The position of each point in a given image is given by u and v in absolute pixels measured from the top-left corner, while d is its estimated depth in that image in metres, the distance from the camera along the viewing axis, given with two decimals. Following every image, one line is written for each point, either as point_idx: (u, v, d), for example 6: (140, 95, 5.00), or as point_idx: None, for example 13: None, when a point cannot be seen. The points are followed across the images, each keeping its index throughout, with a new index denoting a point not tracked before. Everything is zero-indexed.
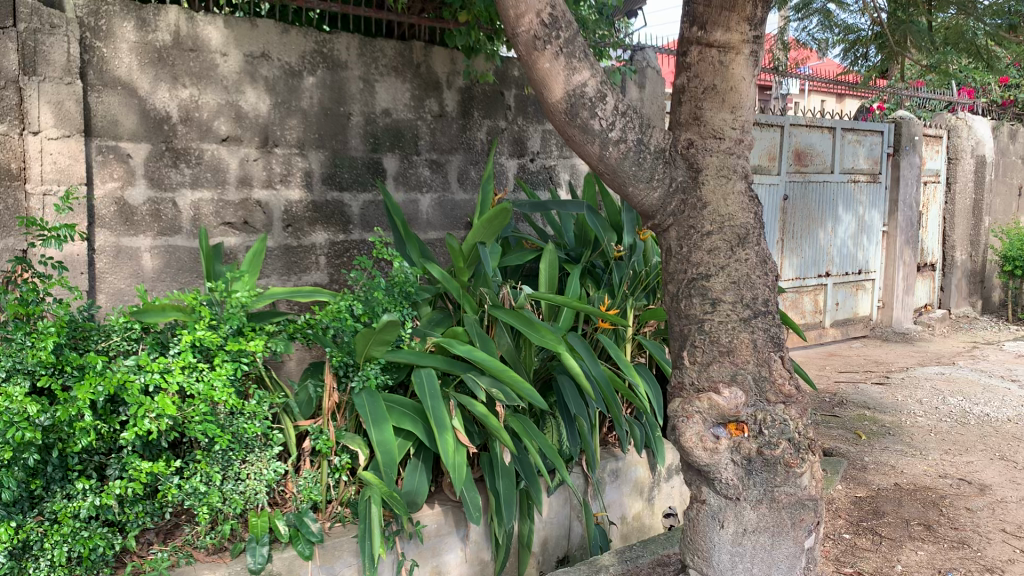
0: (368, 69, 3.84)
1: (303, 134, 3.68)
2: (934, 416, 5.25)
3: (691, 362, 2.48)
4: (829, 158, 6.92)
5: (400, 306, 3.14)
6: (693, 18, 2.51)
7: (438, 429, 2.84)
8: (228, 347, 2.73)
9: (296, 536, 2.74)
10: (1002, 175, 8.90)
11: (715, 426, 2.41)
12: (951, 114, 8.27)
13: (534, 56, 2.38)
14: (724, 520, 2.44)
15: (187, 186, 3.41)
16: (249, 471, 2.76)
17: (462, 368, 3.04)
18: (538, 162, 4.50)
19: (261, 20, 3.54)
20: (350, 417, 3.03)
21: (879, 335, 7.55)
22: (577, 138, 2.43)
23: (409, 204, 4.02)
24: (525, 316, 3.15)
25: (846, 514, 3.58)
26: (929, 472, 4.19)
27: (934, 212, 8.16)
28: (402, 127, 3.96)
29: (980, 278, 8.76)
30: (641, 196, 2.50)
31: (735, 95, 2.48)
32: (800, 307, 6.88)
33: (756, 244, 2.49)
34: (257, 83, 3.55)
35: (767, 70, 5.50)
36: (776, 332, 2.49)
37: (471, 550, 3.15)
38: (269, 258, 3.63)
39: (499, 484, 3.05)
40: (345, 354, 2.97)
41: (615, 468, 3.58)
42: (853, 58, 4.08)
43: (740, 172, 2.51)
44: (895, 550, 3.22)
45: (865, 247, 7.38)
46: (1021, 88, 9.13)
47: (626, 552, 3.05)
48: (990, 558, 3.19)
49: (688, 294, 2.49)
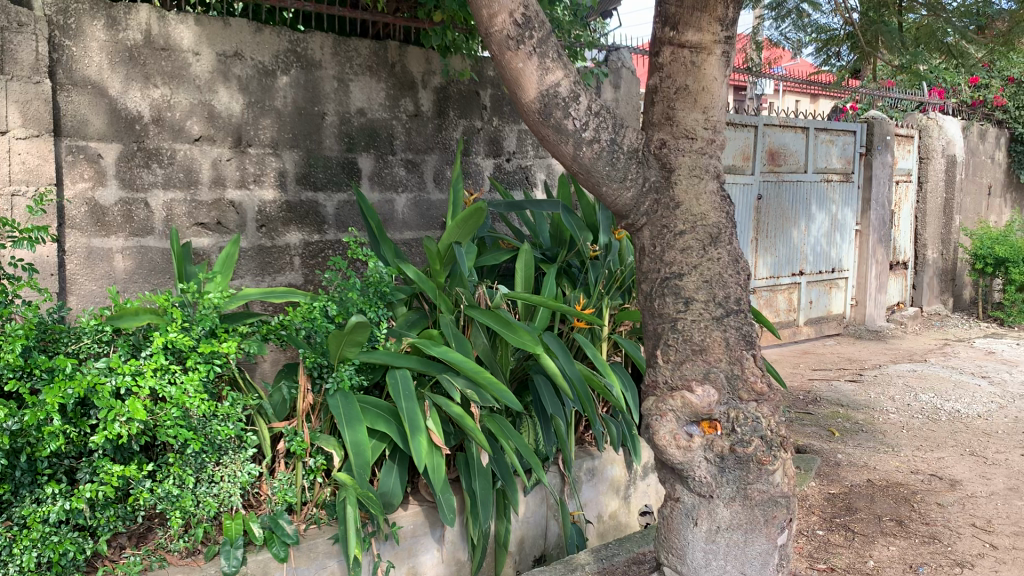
0: (342, 68, 3.82)
1: (276, 134, 3.66)
2: (907, 412, 5.30)
3: (664, 361, 2.50)
4: (802, 158, 6.97)
5: (374, 307, 3.12)
6: (665, 18, 2.52)
7: (413, 430, 2.83)
8: (201, 349, 2.70)
9: (270, 538, 2.73)
10: (973, 175, 9.01)
11: (688, 424, 2.42)
12: (923, 115, 8.36)
13: (507, 56, 2.39)
14: (698, 518, 2.46)
15: (159, 186, 3.38)
16: (223, 473, 2.75)
17: (437, 369, 3.04)
18: (514, 162, 4.50)
19: (233, 20, 3.51)
20: (325, 418, 3.02)
21: (852, 333, 7.62)
22: (551, 138, 2.43)
23: (384, 205, 4.01)
24: (501, 316, 3.15)
25: (819, 511, 3.61)
26: (900, 469, 4.23)
27: (906, 211, 8.25)
28: (377, 127, 3.95)
29: (951, 276, 8.87)
30: (614, 196, 2.51)
31: (706, 96, 2.50)
32: (775, 306, 6.94)
33: (728, 243, 2.51)
34: (230, 83, 3.52)
35: (740, 69, 5.54)
36: (748, 330, 2.51)
37: (447, 551, 3.14)
38: (243, 258, 3.60)
39: (474, 484, 3.04)
40: (319, 355, 2.95)
41: (592, 468, 3.59)
42: (825, 57, 4.12)
43: (712, 171, 2.53)
44: (867, 545, 3.26)
45: (838, 245, 7.45)
46: (990, 89, 9.25)
47: (602, 550, 3.06)
48: (961, 552, 3.23)
49: (661, 294, 2.50)
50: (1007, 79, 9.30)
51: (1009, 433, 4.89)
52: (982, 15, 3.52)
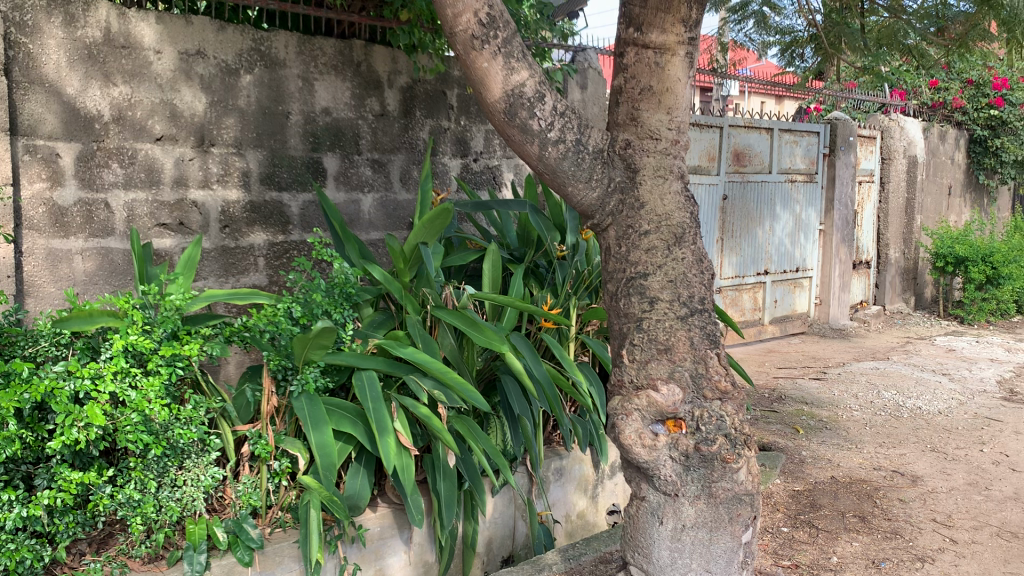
0: (306, 67, 3.79)
1: (240, 133, 3.61)
2: (870, 410, 5.38)
3: (630, 360, 2.50)
4: (767, 158, 7.04)
5: (340, 309, 3.09)
6: (629, 19, 2.53)
7: (379, 432, 2.81)
8: (162, 351, 2.66)
9: (234, 542, 2.69)
10: (933, 175, 9.16)
11: (653, 423, 2.43)
12: (885, 116, 8.48)
13: (472, 56, 2.38)
14: (663, 516, 2.47)
15: (120, 186, 3.33)
16: (186, 477, 2.70)
17: (403, 370, 3.02)
18: (481, 162, 4.49)
19: (195, 17, 3.47)
20: (290, 421, 2.98)
21: (816, 332, 7.71)
22: (516, 138, 2.43)
23: (350, 205, 3.98)
24: (468, 317, 3.14)
25: (784, 508, 3.64)
26: (863, 465, 4.29)
27: (869, 211, 8.37)
28: (342, 126, 3.92)
29: (913, 275, 9.01)
30: (579, 196, 2.51)
31: (670, 97, 2.51)
32: (740, 305, 7.01)
33: (692, 243, 2.52)
34: (192, 82, 3.48)
35: (706, 70, 5.58)
36: (712, 329, 2.52)
37: (415, 553, 3.13)
38: (206, 259, 3.56)
39: (441, 486, 3.03)
40: (283, 357, 2.92)
41: (560, 467, 3.59)
42: (790, 58, 4.19)
43: (677, 172, 2.54)
44: (831, 541, 3.30)
45: (802, 246, 7.54)
46: (949, 91, 9.42)
47: (569, 550, 3.07)
48: (922, 547, 3.28)
49: (627, 293, 2.51)
50: (965, 81, 9.49)
51: (968, 429, 4.98)
52: (940, 17, 3.58)
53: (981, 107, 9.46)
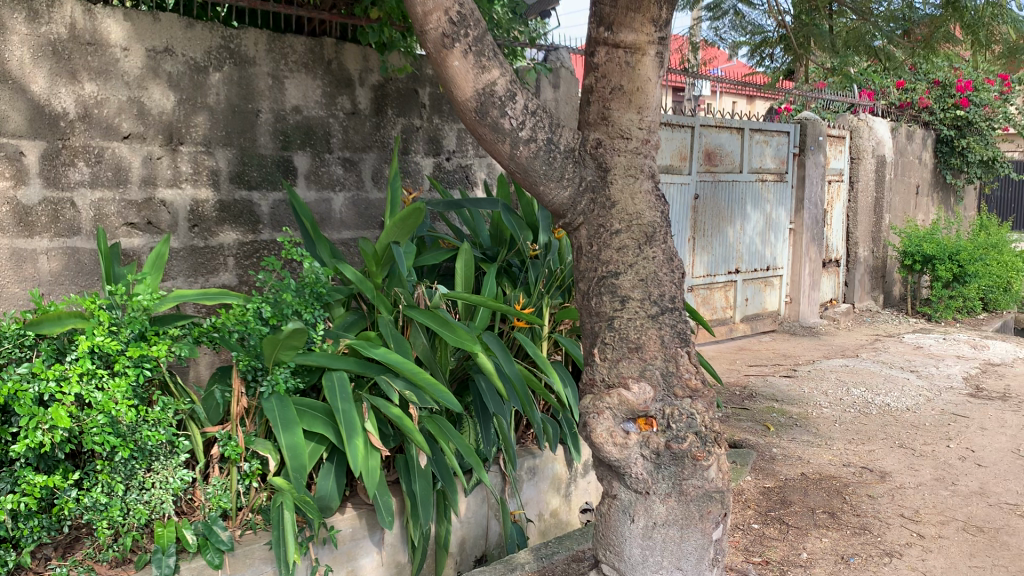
0: (276, 65, 3.75)
1: (209, 131, 3.57)
2: (839, 407, 5.43)
3: (601, 359, 2.50)
4: (737, 157, 7.09)
5: (310, 309, 3.05)
6: (599, 19, 2.53)
7: (350, 433, 2.80)
8: (129, 352, 2.62)
9: (204, 545, 2.67)
10: (901, 174, 9.27)
11: (624, 421, 2.44)
12: (854, 116, 8.57)
13: (443, 54, 2.37)
14: (634, 514, 2.48)
15: (86, 185, 3.28)
16: (154, 480, 2.66)
17: (375, 371, 3.00)
18: (453, 161, 4.48)
19: (163, 14, 3.43)
20: (260, 422, 2.96)
21: (786, 330, 7.77)
22: (488, 137, 2.43)
23: (321, 204, 3.96)
24: (440, 317, 3.13)
25: (755, 505, 3.67)
26: (833, 462, 4.33)
27: (838, 211, 8.46)
28: (313, 124, 3.89)
29: (881, 273, 9.11)
30: (551, 195, 2.50)
31: (641, 96, 2.52)
32: (712, 303, 7.06)
33: (663, 242, 2.53)
34: (160, 79, 3.44)
35: (678, 70, 5.60)
36: (682, 328, 2.53)
37: (387, 554, 3.11)
38: (174, 259, 3.52)
39: (413, 486, 3.02)
40: (253, 358, 2.91)
41: (533, 466, 3.59)
42: (759, 58, 4.24)
43: (647, 171, 2.55)
44: (801, 537, 3.33)
45: (772, 245, 7.60)
46: (917, 91, 9.54)
47: (542, 549, 3.07)
48: (889, 542, 3.32)
49: (598, 292, 2.51)
50: (932, 82, 9.62)
51: (935, 425, 5.05)
52: (907, 20, 3.66)
53: (948, 108, 9.59)
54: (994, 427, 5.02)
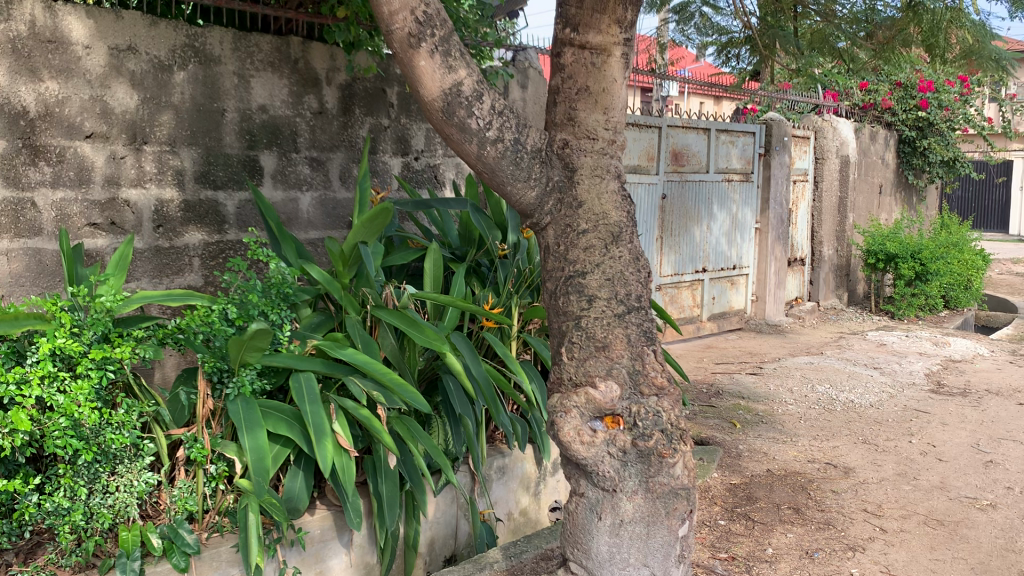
0: (242, 64, 3.72)
1: (174, 131, 3.54)
2: (804, 404, 5.51)
3: (568, 358, 2.51)
4: (704, 157, 7.16)
5: (277, 310, 3.03)
6: (565, 20, 2.55)
7: (316, 435, 2.79)
8: (91, 354, 2.59)
9: (169, 548, 2.63)
10: (865, 174, 9.40)
11: (592, 420, 2.47)
12: (818, 116, 8.67)
13: (409, 54, 2.36)
14: (602, 512, 2.50)
15: (47, 185, 3.24)
16: (119, 483, 2.63)
17: (343, 371, 3.00)
18: (421, 161, 4.47)
19: (126, 12, 3.39)
20: (226, 424, 2.93)
21: (753, 328, 7.85)
22: (455, 137, 2.42)
23: (288, 204, 3.94)
24: (408, 317, 3.12)
25: (721, 501, 3.72)
26: (798, 458, 4.39)
27: (803, 210, 8.57)
28: (280, 124, 3.87)
29: (846, 271, 9.22)
30: (519, 195, 2.51)
31: (607, 97, 2.55)
32: (679, 302, 7.12)
33: (629, 241, 2.55)
34: (124, 78, 3.39)
35: (645, 71, 5.64)
36: (648, 326, 2.55)
37: (356, 555, 3.10)
38: (139, 259, 3.48)
39: (381, 487, 3.01)
40: (218, 359, 2.88)
41: (501, 466, 3.60)
42: (726, 58, 4.31)
43: (613, 171, 2.57)
44: (766, 533, 3.37)
45: (738, 244, 7.67)
46: (879, 92, 9.68)
47: (511, 548, 3.08)
48: (853, 537, 3.38)
49: (565, 292, 2.52)
50: (894, 83, 9.77)
51: (897, 421, 5.14)
52: (869, 22, 3.72)
53: (909, 109, 9.76)
54: (954, 422, 5.11)
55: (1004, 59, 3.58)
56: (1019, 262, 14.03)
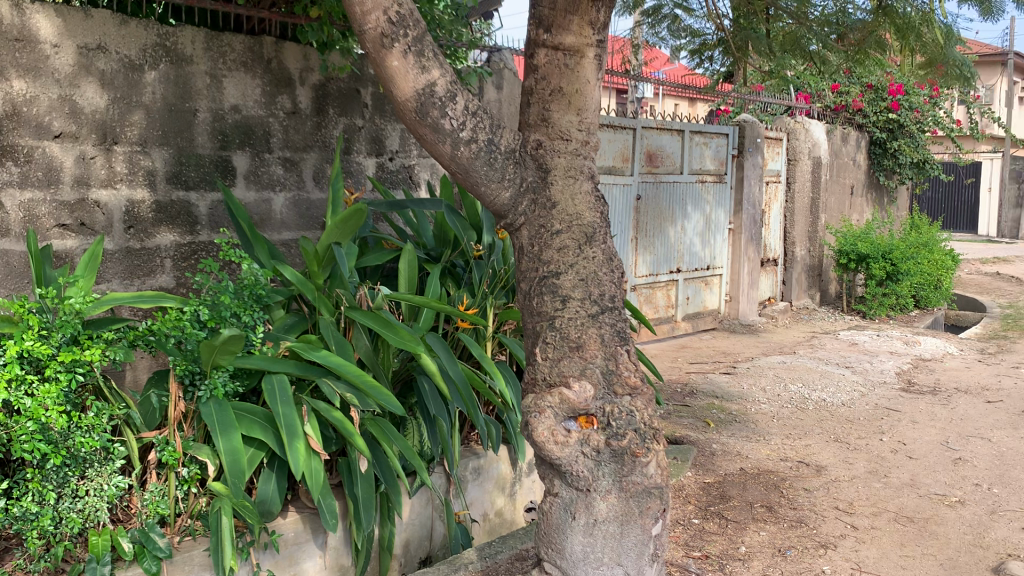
0: (214, 64, 3.69)
1: (145, 130, 3.50)
2: (777, 402, 5.56)
3: (543, 358, 2.52)
4: (678, 158, 7.20)
5: (250, 311, 3.01)
6: (538, 21, 2.55)
7: (290, 437, 2.78)
8: (60, 357, 2.55)
9: (141, 553, 2.61)
10: (837, 175, 9.50)
11: (565, 420, 2.47)
12: (791, 118, 8.75)
13: (382, 54, 2.36)
14: (575, 511, 2.51)
15: (15, 185, 3.19)
16: (88, 487, 2.59)
17: (316, 373, 2.98)
18: (396, 162, 4.46)
19: (96, 11, 3.35)
20: (198, 427, 2.90)
21: (726, 327, 7.90)
22: (428, 137, 2.42)
23: (260, 204, 3.91)
24: (382, 318, 3.12)
25: (695, 500, 3.74)
26: (770, 456, 4.43)
27: (776, 211, 8.65)
28: (252, 124, 3.84)
29: (818, 271, 9.30)
30: (492, 196, 2.51)
31: (580, 98, 2.55)
32: (654, 303, 7.16)
33: (602, 242, 2.56)
34: (93, 77, 3.36)
35: (619, 73, 5.67)
36: (622, 326, 2.56)
37: (330, 557, 3.08)
38: (109, 261, 3.44)
39: (356, 489, 2.99)
40: (190, 362, 2.84)
41: (477, 467, 3.59)
42: (700, 60, 4.35)
43: (587, 172, 2.58)
44: (739, 532, 3.40)
45: (712, 245, 7.71)
46: (851, 94, 9.79)
47: (486, 548, 3.08)
48: (825, 534, 3.41)
49: (539, 292, 2.53)
50: (865, 85, 9.90)
51: (869, 420, 5.19)
52: (840, 24, 3.78)
53: (880, 111, 9.88)
54: (924, 420, 5.18)
55: (968, 64, 3.65)
56: (987, 262, 14.25)
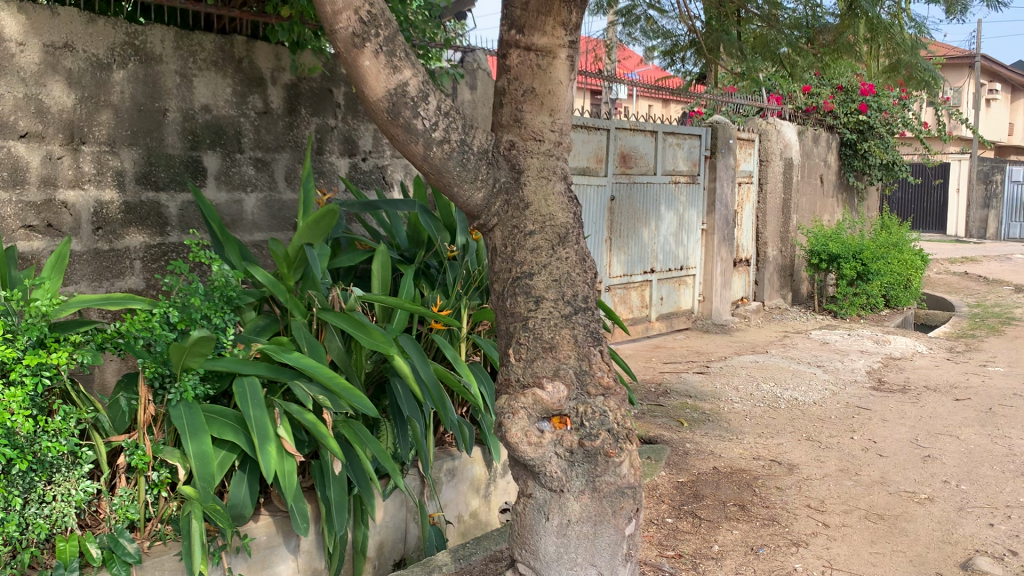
0: (184, 63, 3.65)
1: (113, 130, 3.46)
2: (749, 401, 5.60)
3: (516, 359, 2.52)
4: (651, 159, 7.24)
5: (220, 313, 2.98)
6: (510, 21, 2.55)
7: (261, 440, 2.75)
8: (25, 360, 2.51)
9: (109, 558, 2.57)
10: (808, 176, 9.59)
11: (539, 420, 2.47)
12: (763, 119, 8.82)
13: (353, 54, 2.34)
14: (549, 512, 2.50)
15: None
16: (55, 492, 2.55)
17: (288, 376, 2.96)
18: (369, 162, 4.44)
19: (62, 8, 3.30)
20: (168, 430, 2.87)
21: (700, 327, 7.94)
22: (400, 137, 2.41)
23: (232, 205, 3.87)
24: (355, 319, 3.09)
25: (669, 499, 3.76)
26: (743, 455, 4.46)
27: (748, 211, 8.71)
28: (223, 124, 3.80)
29: (790, 271, 9.37)
30: (465, 196, 2.50)
31: (553, 99, 2.56)
32: (628, 302, 7.18)
33: (575, 243, 2.56)
34: (60, 76, 3.31)
35: (593, 75, 5.68)
36: (595, 327, 2.57)
37: (303, 561, 3.05)
38: (77, 262, 3.39)
39: (329, 492, 2.97)
40: (160, 364, 2.81)
41: (451, 468, 3.59)
42: (672, 61, 4.37)
43: (560, 173, 2.59)
44: (712, 530, 3.42)
45: (686, 245, 7.75)
46: (822, 96, 9.89)
47: (460, 550, 3.07)
48: (797, 532, 3.44)
49: (512, 293, 2.52)
50: (836, 87, 10.01)
51: (840, 418, 5.25)
52: (810, 27, 3.82)
53: (850, 112, 9.99)
54: (894, 418, 5.24)
55: (933, 68, 3.71)
56: (956, 262, 14.43)
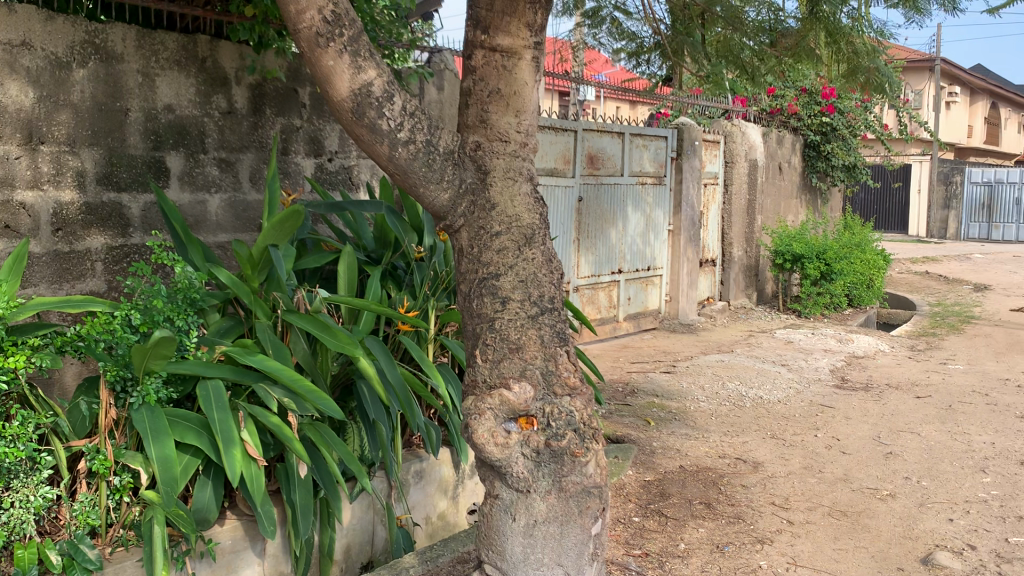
0: (146, 62, 3.60)
1: (73, 130, 3.40)
2: (715, 400, 5.65)
3: (483, 360, 2.52)
4: (618, 160, 7.27)
5: (183, 316, 2.95)
6: (475, 21, 2.56)
7: (225, 443, 2.72)
8: None
9: (69, 565, 2.53)
10: (773, 177, 9.70)
11: (506, 421, 2.47)
12: (728, 121, 8.90)
13: (317, 53, 2.32)
14: (515, 513, 2.50)
15: None
16: (13, 499, 2.50)
17: (252, 378, 2.93)
18: (336, 162, 4.42)
19: (19, 6, 3.23)
20: (130, 434, 2.83)
21: (667, 327, 7.99)
22: (365, 137, 2.39)
23: (195, 206, 3.83)
24: (320, 321, 3.07)
25: (636, 498, 3.79)
26: (709, 454, 4.50)
27: (714, 212, 8.79)
28: (186, 124, 3.76)
29: (755, 271, 9.47)
30: (432, 197, 2.49)
31: (518, 99, 2.56)
32: (596, 303, 7.21)
33: (541, 243, 2.57)
34: (18, 74, 3.24)
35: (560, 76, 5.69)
36: (561, 327, 2.58)
37: (269, 564, 3.02)
38: (36, 264, 3.33)
39: (294, 495, 2.95)
40: (121, 368, 2.78)
41: (419, 470, 3.57)
42: (637, 63, 4.39)
43: (526, 174, 2.59)
44: (679, 529, 3.44)
45: (653, 245, 7.80)
46: (786, 98, 10.02)
47: (427, 552, 3.06)
48: (762, 529, 3.48)
49: (479, 294, 2.52)
50: (799, 90, 10.15)
51: (804, 416, 5.31)
52: (773, 30, 3.87)
53: (814, 114, 10.12)
54: (857, 416, 5.32)
55: (892, 74, 3.77)
56: (917, 262, 14.64)
